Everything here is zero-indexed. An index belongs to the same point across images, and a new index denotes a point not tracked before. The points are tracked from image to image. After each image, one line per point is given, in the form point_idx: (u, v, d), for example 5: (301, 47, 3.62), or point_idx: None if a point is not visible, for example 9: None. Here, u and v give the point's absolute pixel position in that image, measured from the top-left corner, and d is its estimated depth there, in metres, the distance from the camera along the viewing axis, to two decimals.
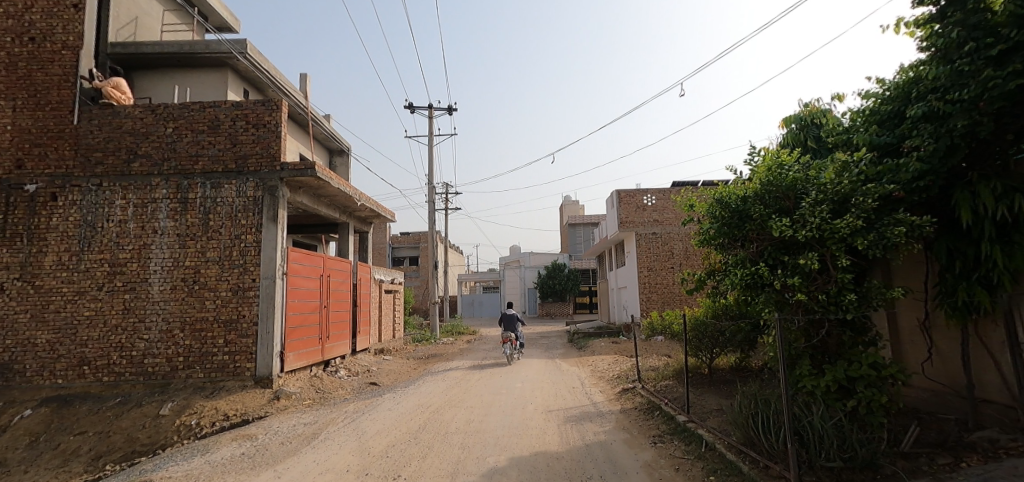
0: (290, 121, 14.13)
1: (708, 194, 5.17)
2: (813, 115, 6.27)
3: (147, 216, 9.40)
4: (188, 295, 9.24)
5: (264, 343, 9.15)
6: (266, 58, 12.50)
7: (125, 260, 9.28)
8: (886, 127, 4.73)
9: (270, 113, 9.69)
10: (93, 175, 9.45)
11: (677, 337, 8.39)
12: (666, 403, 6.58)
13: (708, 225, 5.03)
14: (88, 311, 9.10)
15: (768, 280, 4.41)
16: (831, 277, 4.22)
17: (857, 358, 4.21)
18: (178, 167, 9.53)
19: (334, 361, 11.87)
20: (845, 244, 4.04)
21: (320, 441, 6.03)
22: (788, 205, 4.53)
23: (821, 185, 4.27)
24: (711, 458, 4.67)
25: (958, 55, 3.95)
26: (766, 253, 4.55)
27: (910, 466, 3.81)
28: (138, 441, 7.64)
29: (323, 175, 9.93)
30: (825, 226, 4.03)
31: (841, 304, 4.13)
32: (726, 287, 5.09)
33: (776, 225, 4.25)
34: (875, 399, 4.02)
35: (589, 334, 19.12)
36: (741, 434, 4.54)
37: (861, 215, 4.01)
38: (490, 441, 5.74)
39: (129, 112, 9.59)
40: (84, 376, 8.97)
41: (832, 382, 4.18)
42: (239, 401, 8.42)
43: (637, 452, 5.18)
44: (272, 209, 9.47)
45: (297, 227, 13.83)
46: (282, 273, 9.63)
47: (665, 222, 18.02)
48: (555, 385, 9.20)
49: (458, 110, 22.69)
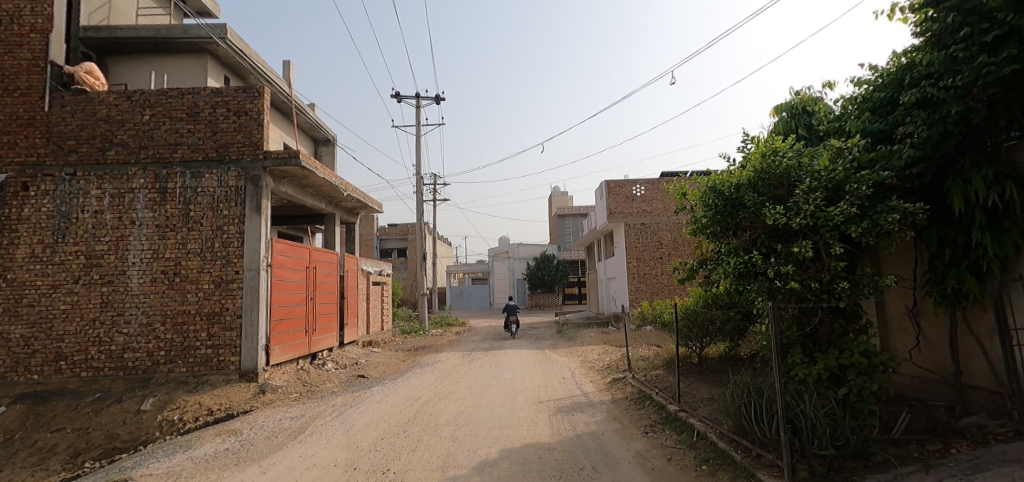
0: (272, 109, 13.82)
1: (702, 183, 5.10)
2: (805, 103, 6.21)
3: (125, 207, 9.11)
4: (169, 288, 9.00)
5: (249, 336, 8.97)
6: (247, 44, 12.17)
7: (101, 252, 9.00)
8: (879, 115, 4.68)
9: (252, 101, 9.43)
10: (66, 165, 9.12)
11: (667, 327, 8.39)
12: (657, 393, 6.59)
13: (702, 213, 4.95)
14: (64, 305, 8.82)
15: (761, 268, 4.35)
16: (824, 265, 4.18)
17: (848, 346, 4.20)
18: (156, 156, 9.24)
19: (321, 354, 11.70)
20: (839, 232, 4.01)
21: (307, 436, 5.90)
22: (782, 193, 4.47)
23: (814, 172, 4.22)
24: (703, 448, 4.65)
25: (952, 40, 3.90)
26: (759, 241, 4.49)
27: (901, 453, 3.81)
28: (118, 437, 7.45)
29: (308, 164, 9.71)
30: (820, 214, 3.98)
31: (833, 292, 4.09)
32: (718, 276, 5.03)
33: (769, 213, 4.18)
34: (865, 387, 4.02)
35: (578, 325, 19.15)
36: (732, 423, 4.51)
37: (855, 203, 3.97)
38: (481, 433, 5.67)
39: (103, 99, 9.25)
40: (61, 371, 8.72)
41: (824, 371, 4.16)
42: (223, 396, 8.25)
43: (628, 443, 5.16)
44: (255, 199, 9.24)
45: (282, 219, 13.55)
46: (267, 265, 9.42)
47: (654, 213, 18.03)
48: (545, 376, 9.18)
49: (445, 100, 22.38)
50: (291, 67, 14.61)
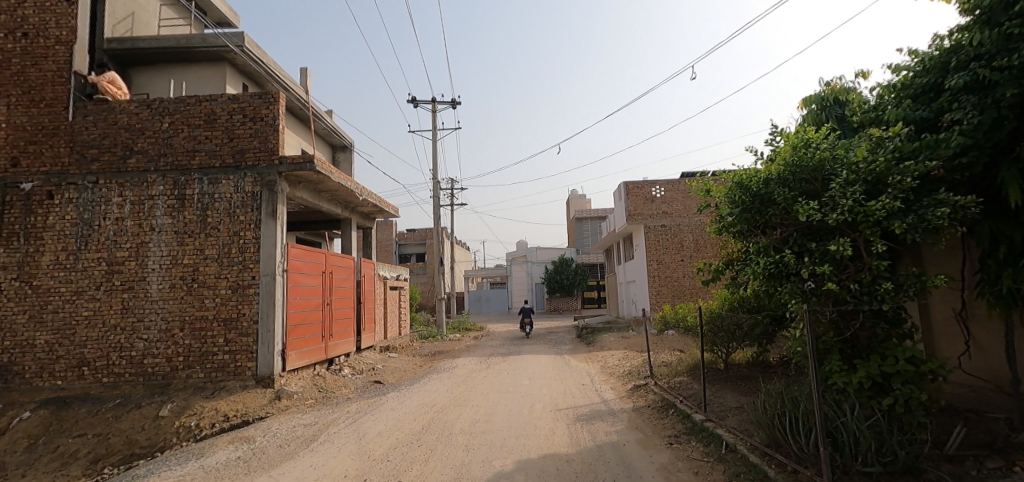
0: (290, 116, 13.90)
1: (727, 179, 4.82)
2: (837, 94, 5.89)
3: (144, 214, 9.19)
4: (187, 294, 9.03)
5: (265, 342, 8.92)
6: (264, 51, 12.26)
7: (122, 258, 9.08)
8: (921, 103, 4.35)
9: (267, 106, 9.44)
10: (89, 173, 9.25)
11: (690, 331, 8.05)
12: (681, 401, 6.27)
13: (728, 211, 4.66)
14: (87, 311, 8.92)
15: (794, 268, 4.04)
16: (864, 265, 3.85)
17: (892, 352, 3.87)
18: (174, 163, 9.31)
19: (338, 359, 11.63)
20: (880, 228, 3.69)
21: (320, 444, 5.78)
22: (815, 188, 4.16)
23: (852, 164, 3.91)
24: (733, 461, 4.35)
25: (1006, 17, 3.55)
26: (791, 240, 4.17)
27: (957, 471, 3.46)
28: (136, 443, 7.46)
29: (323, 169, 9.67)
30: (859, 209, 3.67)
31: (876, 294, 3.76)
32: (746, 278, 4.73)
33: (803, 209, 3.88)
34: (913, 397, 3.68)
35: (598, 329, 18.80)
36: (765, 435, 4.20)
37: (899, 196, 3.63)
38: (496, 443, 5.46)
39: (123, 108, 9.38)
40: (84, 377, 8.80)
41: (866, 379, 3.83)
42: (239, 402, 8.20)
43: (652, 454, 4.88)
44: (271, 205, 9.23)
45: (299, 225, 13.58)
46: (283, 271, 9.39)
47: (675, 214, 17.59)
48: (563, 382, 8.93)
49: (461, 104, 22.32)
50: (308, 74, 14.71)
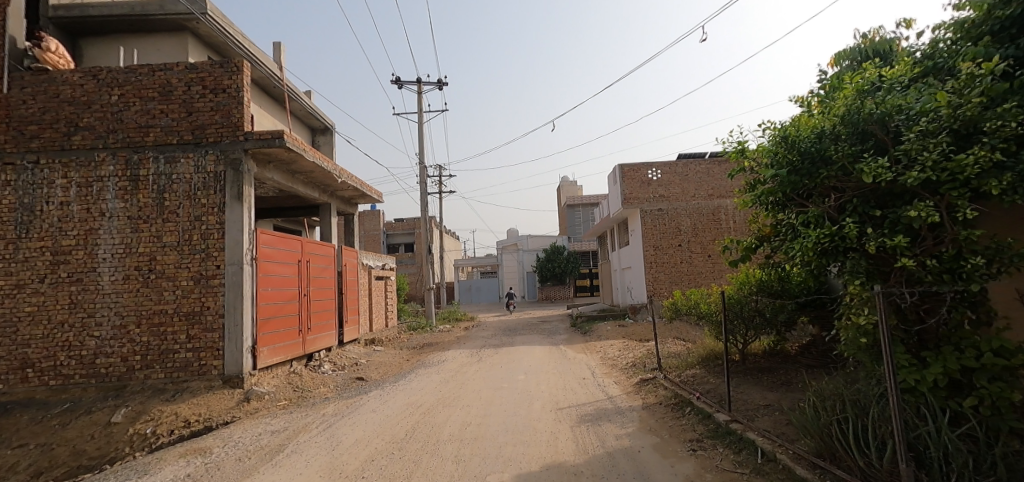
0: (262, 93, 12.92)
1: (768, 137, 4.04)
2: (874, 48, 5.14)
3: (93, 197, 8.23)
4: (143, 286, 8.12)
5: (233, 338, 8.06)
6: (231, 20, 11.24)
7: (69, 247, 8.12)
8: (1000, 42, 3.57)
9: (229, 77, 8.48)
10: (28, 152, 8.25)
11: (702, 319, 7.34)
12: (698, 398, 5.57)
13: (769, 175, 3.91)
14: (29, 306, 7.97)
15: (855, 243, 3.29)
16: (945, 235, 3.08)
17: (972, 343, 3.11)
18: (126, 140, 8.34)
19: (318, 354, 10.80)
20: (970, 189, 2.93)
21: (285, 457, 4.97)
22: (883, 142, 3.39)
23: (928, 111, 3.15)
24: (775, 475, 3.60)
25: None
26: (850, 208, 3.41)
27: None
28: (84, 454, 6.57)
29: (295, 145, 8.72)
30: (946, 163, 2.91)
31: (960, 273, 3.01)
32: (788, 256, 3.98)
33: (869, 168, 3.13)
34: (1003, 398, 2.93)
35: (594, 317, 18.18)
36: (816, 444, 3.46)
37: (996, 148, 2.86)
38: (491, 452, 4.69)
39: (66, 78, 8.36)
40: (28, 380, 7.87)
41: (942, 377, 3.08)
42: (202, 405, 7.35)
43: (674, 463, 4.15)
44: (236, 186, 8.33)
45: (276, 211, 12.66)
46: (252, 259, 8.49)
47: (672, 198, 16.88)
48: (562, 376, 8.22)
49: (447, 85, 21.22)
50: (282, 48, 13.70)
